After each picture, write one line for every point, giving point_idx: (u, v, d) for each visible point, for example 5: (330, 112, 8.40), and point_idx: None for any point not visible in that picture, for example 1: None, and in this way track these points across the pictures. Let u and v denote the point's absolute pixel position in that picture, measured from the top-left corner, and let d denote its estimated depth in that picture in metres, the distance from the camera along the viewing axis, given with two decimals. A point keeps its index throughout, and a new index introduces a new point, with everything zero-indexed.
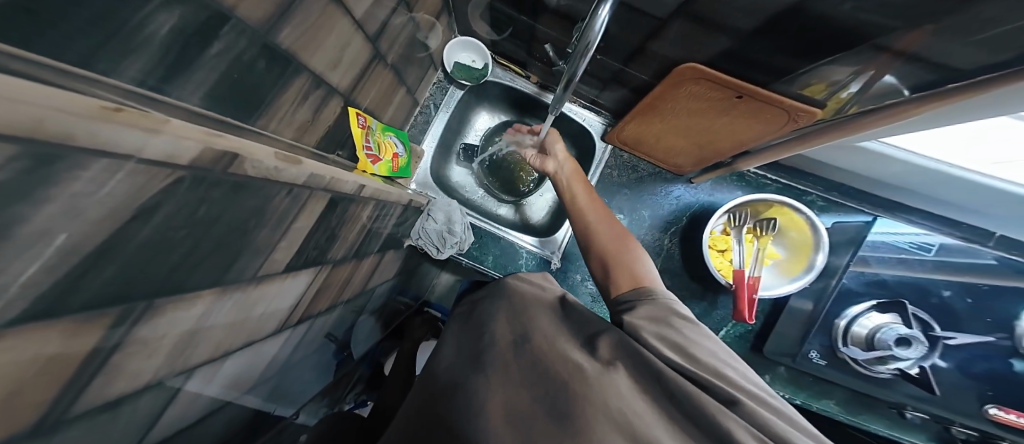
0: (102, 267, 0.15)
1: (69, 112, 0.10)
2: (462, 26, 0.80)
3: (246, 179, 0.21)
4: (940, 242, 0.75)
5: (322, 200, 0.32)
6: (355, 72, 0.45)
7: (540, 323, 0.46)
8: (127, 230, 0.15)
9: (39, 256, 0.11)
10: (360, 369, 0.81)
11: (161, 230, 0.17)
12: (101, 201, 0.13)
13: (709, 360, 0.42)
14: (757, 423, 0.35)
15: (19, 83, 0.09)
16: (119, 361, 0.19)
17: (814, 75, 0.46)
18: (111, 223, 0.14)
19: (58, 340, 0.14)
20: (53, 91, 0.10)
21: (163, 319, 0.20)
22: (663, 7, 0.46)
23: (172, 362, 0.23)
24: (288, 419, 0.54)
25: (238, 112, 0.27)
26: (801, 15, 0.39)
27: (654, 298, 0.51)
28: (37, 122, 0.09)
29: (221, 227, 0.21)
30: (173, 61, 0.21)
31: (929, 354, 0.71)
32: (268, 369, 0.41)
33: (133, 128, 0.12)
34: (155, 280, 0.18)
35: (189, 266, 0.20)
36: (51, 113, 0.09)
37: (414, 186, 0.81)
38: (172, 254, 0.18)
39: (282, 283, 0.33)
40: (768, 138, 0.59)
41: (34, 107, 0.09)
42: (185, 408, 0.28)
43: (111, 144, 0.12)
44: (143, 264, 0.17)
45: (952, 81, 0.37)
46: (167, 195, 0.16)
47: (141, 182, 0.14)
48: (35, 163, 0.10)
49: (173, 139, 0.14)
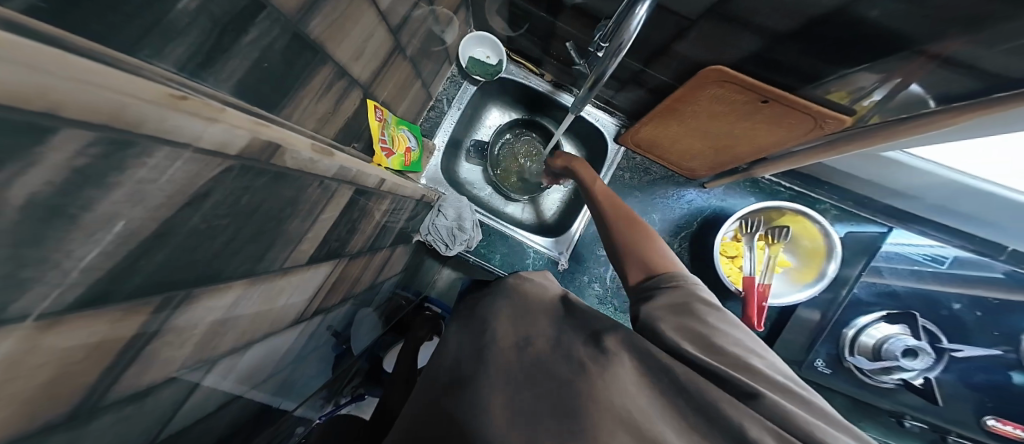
0: (154, 253, 0.15)
1: (144, 100, 0.11)
2: (479, 21, 0.79)
3: (285, 170, 0.20)
4: (952, 255, 0.74)
5: (345, 194, 0.31)
6: (376, 64, 0.44)
7: (542, 327, 0.45)
8: (180, 216, 0.15)
9: (100, 242, 0.12)
10: (359, 363, 0.80)
11: (208, 218, 0.17)
12: (160, 189, 0.13)
13: (732, 349, 0.41)
14: (776, 415, 0.34)
15: (104, 71, 0.09)
16: (155, 350, 0.19)
17: (842, 79, 0.45)
18: (166, 210, 0.14)
19: (106, 324, 0.14)
20: (132, 80, 0.10)
21: (200, 308, 0.20)
22: (691, 6, 0.46)
23: (199, 352, 0.23)
24: (289, 414, 0.54)
25: (266, 100, 0.27)
26: (832, 20, 0.39)
27: (678, 284, 0.50)
28: (116, 109, 0.10)
29: (262, 217, 0.21)
30: (211, 46, 0.21)
31: (935, 365, 0.69)
32: (279, 361, 0.40)
33: (195, 116, 0.13)
34: (195, 268, 0.18)
35: (230, 254, 0.20)
36: (128, 101, 0.10)
37: (425, 181, 0.81)
38: (214, 242, 0.18)
39: (306, 274, 0.33)
40: (792, 145, 0.58)
41: (109, 93, 0.09)
42: (206, 398, 0.28)
43: (173, 132, 0.12)
44: (188, 252, 0.17)
45: (999, 90, 0.36)
46: (217, 184, 0.16)
47: (194, 170, 0.14)
48: (107, 149, 0.10)
49: (229, 127, 0.14)
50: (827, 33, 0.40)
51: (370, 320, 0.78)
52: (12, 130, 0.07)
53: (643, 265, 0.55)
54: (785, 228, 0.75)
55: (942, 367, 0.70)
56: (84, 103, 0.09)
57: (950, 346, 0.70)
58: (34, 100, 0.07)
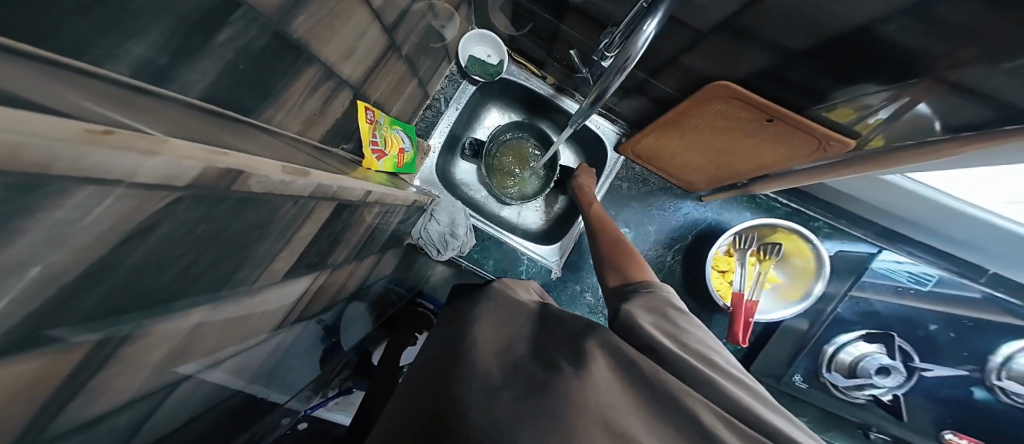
0: (86, 293, 0.13)
1: (56, 137, 0.08)
2: (481, 18, 0.76)
3: (251, 194, 0.18)
4: (937, 276, 0.73)
5: (327, 208, 0.30)
6: (367, 64, 0.42)
7: (518, 334, 0.42)
8: (117, 253, 0.13)
9: (11, 289, 0.09)
10: (348, 357, 0.79)
11: (154, 251, 0.15)
12: (85, 229, 0.11)
13: (696, 346, 0.42)
14: (723, 402, 0.34)
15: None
16: (100, 385, 0.17)
17: (851, 98, 0.43)
18: (96, 250, 0.12)
19: (32, 374, 0.12)
20: (41, 115, 0.08)
21: (155, 338, 0.19)
22: (704, 19, 0.44)
23: (158, 374, 0.21)
24: (278, 407, 0.56)
25: (239, 104, 0.25)
26: (849, 43, 0.37)
27: (652, 291, 0.51)
28: (15, 150, 0.07)
29: (224, 243, 0.19)
30: (177, 47, 0.19)
31: (904, 382, 0.72)
32: (265, 361, 0.40)
33: (129, 151, 0.10)
34: (139, 302, 0.16)
35: (189, 280, 0.18)
36: (34, 140, 0.07)
37: (418, 183, 0.78)
38: (167, 272, 0.16)
39: (281, 290, 0.31)
40: (794, 163, 0.57)
41: (17, 135, 0.07)
42: (176, 410, 0.27)
43: (96, 170, 0.10)
44: (129, 287, 0.15)
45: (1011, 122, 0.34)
46: (164, 215, 0.14)
47: (128, 206, 0.12)
48: (12, 193, 0.08)
49: (174, 160, 0.12)
50: (841, 55, 0.39)
51: (360, 317, 0.75)
52: None
53: (616, 272, 0.60)
54: (778, 246, 0.74)
55: (911, 384, 0.72)
56: None
57: (921, 365, 0.71)
58: None
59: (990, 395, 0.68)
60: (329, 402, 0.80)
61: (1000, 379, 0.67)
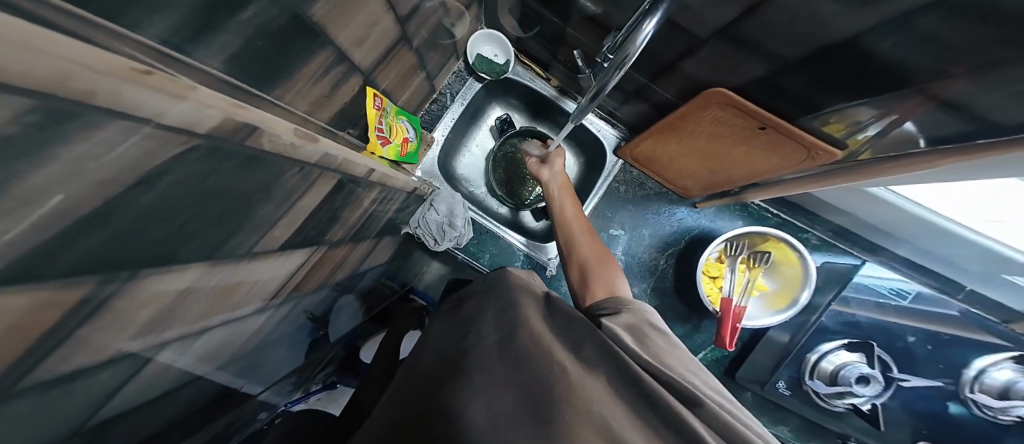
0: (91, 233, 0.14)
1: (98, 71, 0.10)
2: (490, 19, 0.78)
3: (261, 152, 0.20)
4: (915, 290, 0.75)
5: (329, 182, 0.32)
6: (379, 52, 0.43)
7: (531, 315, 0.43)
8: (130, 194, 0.14)
9: (26, 217, 0.10)
10: (334, 351, 0.79)
11: (162, 197, 0.16)
12: (104, 166, 0.12)
13: (677, 366, 0.42)
14: (714, 423, 0.35)
15: (62, 38, 0.09)
16: (91, 326, 0.18)
17: (838, 113, 0.46)
18: (111, 188, 0.13)
19: (33, 302, 0.13)
20: (88, 50, 0.09)
21: (144, 289, 0.20)
22: (705, 26, 0.46)
23: (137, 333, 0.22)
24: (253, 398, 0.54)
25: (257, 78, 0.26)
26: (837, 53, 0.39)
27: (630, 308, 0.51)
28: (62, 75, 0.09)
29: (226, 201, 0.21)
30: (203, 20, 0.20)
31: (882, 392, 0.72)
32: (244, 345, 0.40)
33: (158, 92, 0.12)
34: (138, 251, 0.17)
35: (182, 241, 0.20)
36: (79, 70, 0.09)
37: (419, 174, 0.79)
38: (168, 223, 0.18)
39: (275, 262, 0.32)
40: (786, 172, 0.59)
41: (63, 62, 0.08)
42: (158, 375, 0.28)
43: (134, 107, 0.11)
44: (132, 233, 0.16)
45: (985, 135, 0.35)
46: (177, 164, 0.15)
47: (149, 149, 0.13)
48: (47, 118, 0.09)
49: (199, 106, 0.14)
50: (830, 67, 0.41)
51: (348, 310, 0.74)
52: None
53: (593, 290, 0.59)
54: (767, 254, 0.76)
55: (889, 394, 0.73)
56: (29, 68, 0.07)
57: (898, 376, 0.72)
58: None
59: (964, 409, 0.69)
60: (312, 398, 0.78)
61: (972, 391, 0.67)
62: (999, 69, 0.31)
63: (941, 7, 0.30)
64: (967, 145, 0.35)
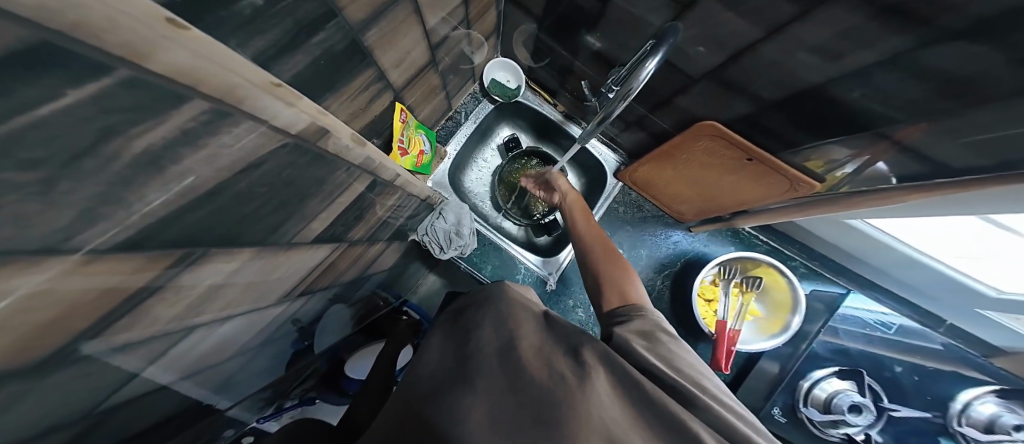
0: (193, 211, 0.18)
1: (254, 85, 0.16)
2: (505, 48, 0.85)
3: (324, 153, 0.26)
4: (900, 323, 0.78)
5: (364, 181, 0.36)
6: (410, 74, 0.49)
7: (527, 331, 0.44)
8: (233, 179, 0.19)
9: (168, 191, 0.15)
10: (317, 363, 0.73)
11: (251, 185, 0.21)
12: (220, 153, 0.17)
13: (689, 370, 0.45)
14: (719, 425, 0.37)
15: (242, 66, 0.15)
16: (155, 297, 0.20)
17: (817, 150, 0.50)
18: (226, 172, 0.18)
19: (136, 264, 0.17)
20: (252, 71, 0.16)
21: (205, 270, 0.22)
22: (698, 67, 0.52)
23: (184, 314, 0.24)
24: (220, 413, 0.47)
25: (317, 90, 0.30)
26: (810, 98, 0.45)
27: (644, 314, 0.54)
28: (232, 90, 0.15)
29: (290, 191, 0.25)
30: (285, 44, 0.24)
31: (875, 422, 0.73)
32: (223, 354, 0.36)
33: (279, 100, 0.18)
34: (211, 230, 0.20)
35: (249, 222, 0.23)
36: (244, 86, 0.15)
37: (430, 184, 0.84)
38: (247, 206, 0.22)
39: (307, 253, 0.35)
40: (770, 201, 0.63)
41: (235, 80, 0.15)
42: (177, 358, 0.28)
43: (263, 111, 0.17)
44: (218, 213, 0.20)
45: (940, 176, 0.39)
46: (268, 157, 0.21)
47: (250, 145, 0.19)
48: (199, 116, 0.14)
49: (298, 112, 0.20)
50: (805, 108, 0.47)
51: (339, 319, 0.71)
52: (163, 96, 0.12)
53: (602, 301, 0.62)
54: (758, 279, 0.79)
55: (881, 425, 0.73)
56: (210, 84, 0.14)
57: (889, 406, 0.73)
58: (187, 81, 0.13)
59: None
60: (285, 415, 0.69)
61: (960, 425, 0.68)
62: (956, 117, 0.36)
63: (896, 63, 0.36)
64: (924, 185, 0.39)
